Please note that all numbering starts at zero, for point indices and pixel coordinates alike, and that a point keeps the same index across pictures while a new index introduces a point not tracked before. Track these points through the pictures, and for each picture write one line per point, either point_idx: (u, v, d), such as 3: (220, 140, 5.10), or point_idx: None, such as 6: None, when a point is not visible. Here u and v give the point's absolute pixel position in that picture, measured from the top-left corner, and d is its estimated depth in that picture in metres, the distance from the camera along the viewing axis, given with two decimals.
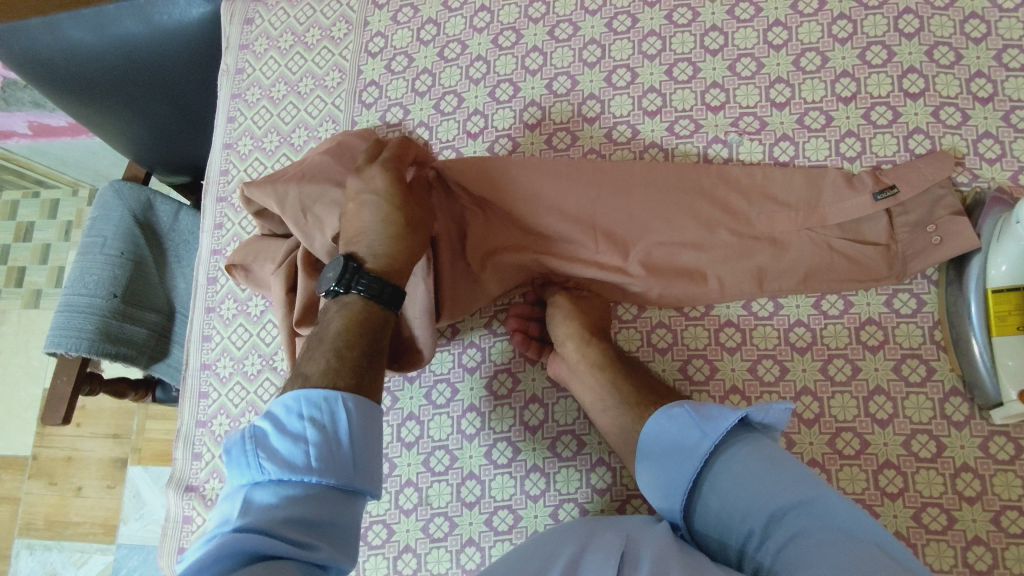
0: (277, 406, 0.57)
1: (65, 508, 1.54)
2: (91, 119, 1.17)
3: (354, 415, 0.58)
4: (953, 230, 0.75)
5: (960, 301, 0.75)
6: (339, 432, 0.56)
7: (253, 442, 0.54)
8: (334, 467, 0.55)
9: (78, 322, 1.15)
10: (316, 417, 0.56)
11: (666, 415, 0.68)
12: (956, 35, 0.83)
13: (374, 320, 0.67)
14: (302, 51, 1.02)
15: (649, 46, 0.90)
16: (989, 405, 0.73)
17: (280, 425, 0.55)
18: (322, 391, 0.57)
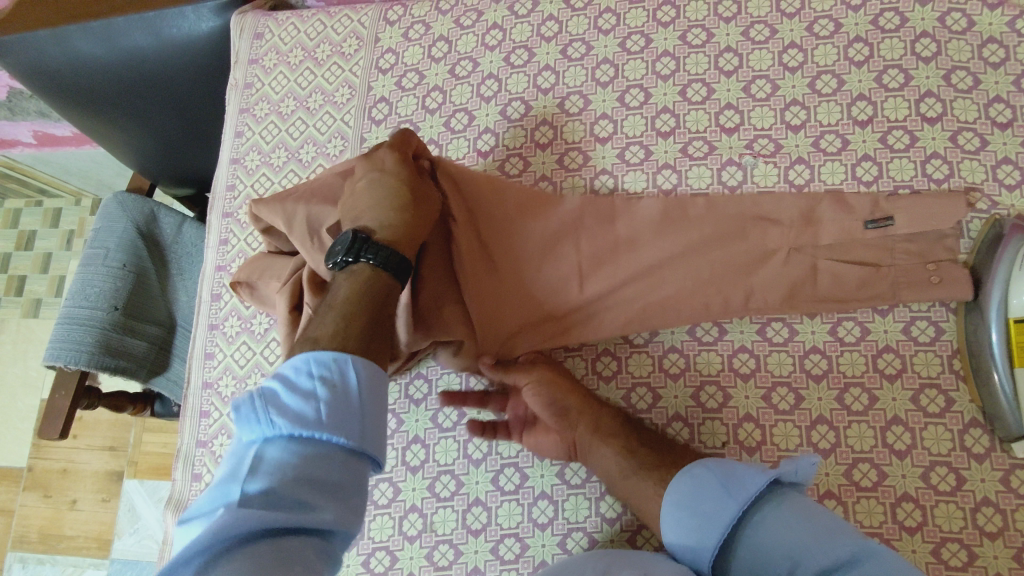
0: (288, 365, 0.55)
1: (59, 521, 1.52)
2: (99, 129, 1.17)
3: (365, 376, 0.56)
4: (952, 275, 0.75)
5: (981, 328, 0.74)
6: (351, 390, 0.55)
7: (264, 397, 0.52)
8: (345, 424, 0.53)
9: (79, 335, 1.14)
10: (328, 377, 0.54)
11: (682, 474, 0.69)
12: (975, 60, 0.82)
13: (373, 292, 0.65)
14: (312, 66, 1.01)
15: (663, 67, 0.89)
16: (1010, 438, 0.71)
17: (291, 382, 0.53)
18: (333, 352, 0.56)
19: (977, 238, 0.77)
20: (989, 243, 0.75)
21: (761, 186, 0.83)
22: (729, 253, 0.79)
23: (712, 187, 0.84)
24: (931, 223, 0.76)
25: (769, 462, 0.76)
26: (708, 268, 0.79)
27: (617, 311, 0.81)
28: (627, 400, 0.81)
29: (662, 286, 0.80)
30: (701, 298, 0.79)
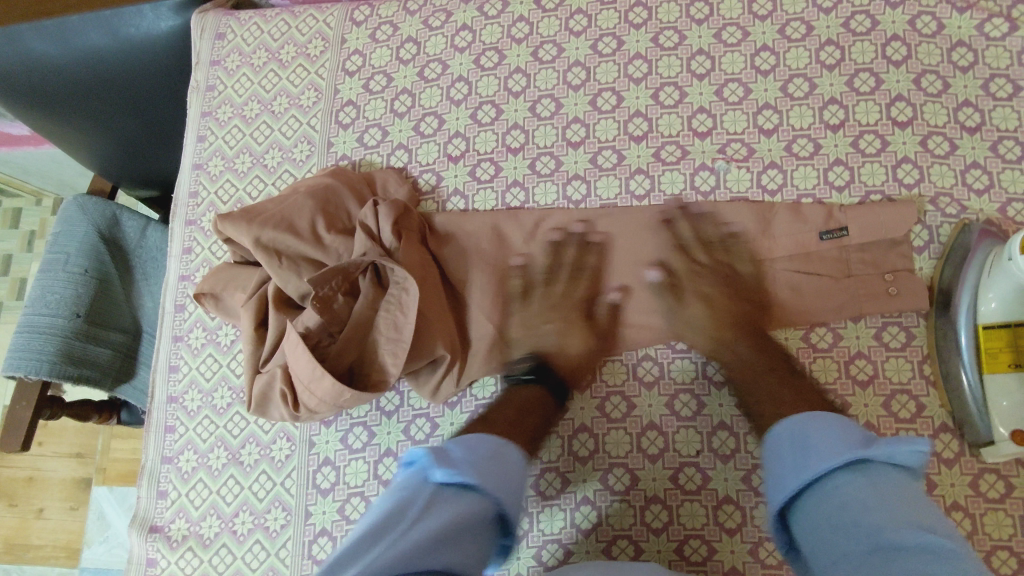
0: (460, 439, 0.62)
1: (26, 530, 1.48)
2: (57, 132, 1.13)
3: (518, 468, 0.62)
4: (910, 286, 0.76)
5: (951, 334, 0.74)
6: (509, 470, 0.61)
7: (445, 458, 0.58)
8: (502, 496, 0.58)
9: (39, 344, 1.09)
10: (494, 454, 0.61)
11: (796, 420, 0.62)
12: (944, 64, 0.82)
13: (536, 403, 0.75)
14: (276, 68, 0.98)
15: (635, 70, 0.88)
16: (979, 443, 0.72)
17: (467, 450, 0.60)
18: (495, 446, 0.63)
19: (946, 244, 0.77)
20: (956, 250, 0.76)
21: (733, 191, 0.83)
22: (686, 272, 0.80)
23: (684, 192, 0.84)
24: (881, 234, 0.77)
25: (743, 471, 0.75)
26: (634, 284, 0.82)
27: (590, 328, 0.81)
28: (601, 410, 0.80)
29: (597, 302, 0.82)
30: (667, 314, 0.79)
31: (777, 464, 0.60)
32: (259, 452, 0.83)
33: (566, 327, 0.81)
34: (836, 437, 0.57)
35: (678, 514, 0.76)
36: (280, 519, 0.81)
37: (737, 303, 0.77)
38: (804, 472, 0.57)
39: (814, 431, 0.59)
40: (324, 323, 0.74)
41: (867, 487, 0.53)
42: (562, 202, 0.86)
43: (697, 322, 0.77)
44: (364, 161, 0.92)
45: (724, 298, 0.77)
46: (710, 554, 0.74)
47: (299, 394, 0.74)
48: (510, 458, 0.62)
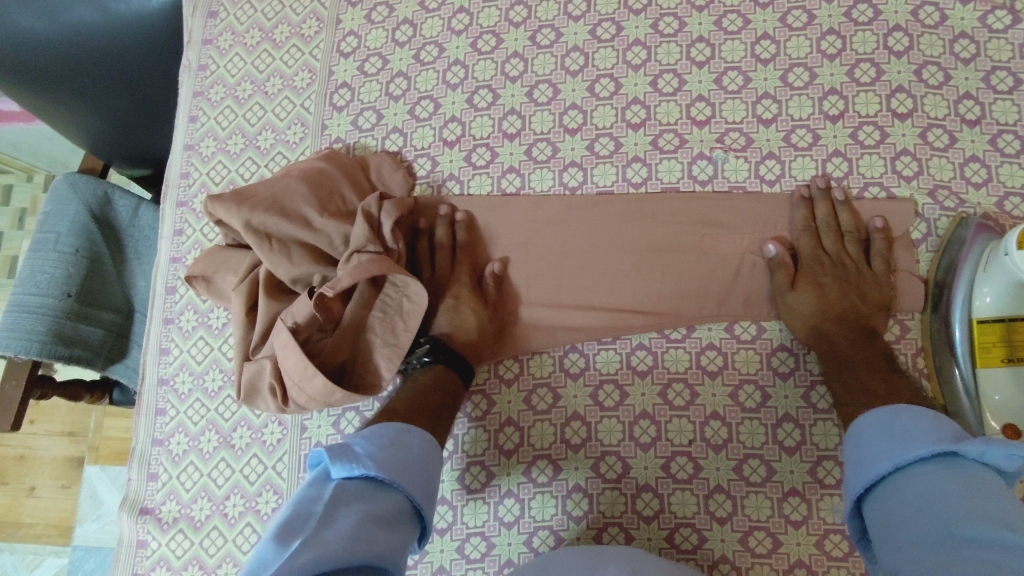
0: (360, 433, 0.62)
1: (17, 508, 1.48)
2: (47, 111, 1.12)
3: (424, 449, 0.64)
4: (906, 284, 0.76)
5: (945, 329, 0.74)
6: (414, 458, 0.62)
7: (347, 452, 0.58)
8: (413, 487, 0.59)
9: (29, 324, 1.08)
10: (394, 443, 0.62)
11: (878, 412, 0.62)
12: (946, 55, 0.81)
13: (436, 383, 0.76)
14: (270, 48, 0.96)
15: (634, 56, 0.87)
16: None
17: (368, 442, 0.60)
18: (394, 430, 0.63)
19: (943, 237, 0.77)
20: (953, 244, 0.75)
21: (731, 181, 0.82)
22: (688, 262, 0.81)
23: (682, 181, 0.83)
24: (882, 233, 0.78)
25: (734, 461, 0.76)
26: (640, 269, 0.82)
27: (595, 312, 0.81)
28: (594, 398, 0.80)
29: (604, 290, 0.82)
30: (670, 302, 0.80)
31: (857, 454, 0.61)
32: (250, 436, 0.83)
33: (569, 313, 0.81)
34: (922, 429, 0.57)
35: (669, 502, 0.76)
36: (272, 503, 0.81)
37: (842, 295, 0.74)
38: (883, 459, 0.57)
39: (900, 422, 0.59)
40: (317, 317, 0.75)
41: (945, 479, 0.53)
42: (558, 189, 0.85)
43: (802, 306, 0.75)
44: (358, 145, 0.91)
45: (834, 287, 0.75)
46: (700, 543, 0.75)
47: (289, 390, 0.73)
48: (415, 443, 0.63)
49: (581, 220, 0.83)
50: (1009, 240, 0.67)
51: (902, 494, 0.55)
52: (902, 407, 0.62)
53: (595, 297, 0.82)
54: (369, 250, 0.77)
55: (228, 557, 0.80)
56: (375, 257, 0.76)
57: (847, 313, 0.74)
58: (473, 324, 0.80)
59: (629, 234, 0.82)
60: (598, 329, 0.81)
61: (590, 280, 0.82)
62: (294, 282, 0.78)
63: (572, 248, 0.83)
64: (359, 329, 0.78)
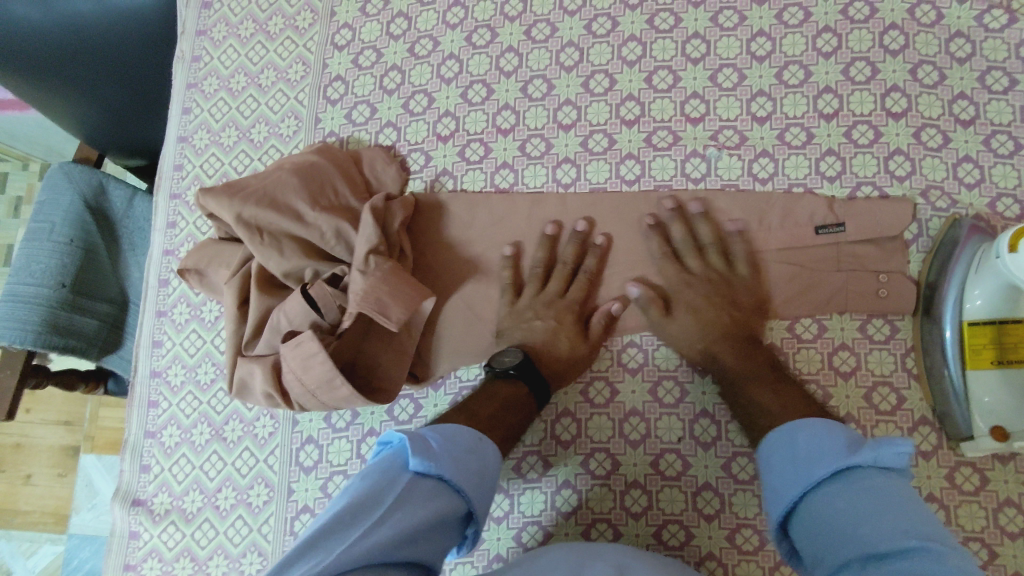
0: (441, 427, 0.62)
1: (12, 496, 1.48)
2: (40, 103, 1.13)
3: (495, 463, 0.63)
4: (899, 289, 0.76)
5: (936, 331, 0.74)
6: (488, 469, 0.61)
7: (426, 446, 0.59)
8: (478, 497, 0.59)
9: (24, 314, 1.08)
10: (473, 450, 0.61)
11: (770, 437, 0.64)
12: (941, 54, 0.81)
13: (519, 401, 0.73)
14: (263, 40, 0.96)
15: (629, 52, 0.86)
16: (959, 437, 0.73)
17: (447, 441, 0.60)
18: (476, 436, 0.63)
19: (936, 237, 0.77)
20: (944, 248, 0.75)
21: (723, 179, 0.82)
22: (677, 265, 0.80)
23: (675, 178, 0.83)
24: (876, 233, 0.77)
25: (722, 458, 0.76)
26: (618, 272, 0.82)
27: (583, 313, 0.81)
28: (585, 395, 0.80)
29: (593, 289, 0.82)
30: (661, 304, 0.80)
31: (773, 475, 0.61)
32: (242, 429, 0.84)
33: (555, 326, 0.79)
34: (825, 441, 0.58)
35: (657, 499, 0.76)
36: (263, 496, 0.81)
37: (718, 312, 0.76)
38: (796, 483, 0.58)
39: (798, 440, 0.60)
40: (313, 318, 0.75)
41: (853, 496, 0.53)
42: (552, 185, 0.85)
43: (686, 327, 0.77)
44: (352, 139, 0.90)
45: (709, 307, 0.77)
46: (688, 539, 0.75)
47: (286, 394, 0.75)
48: (490, 456, 0.63)
49: (609, 224, 0.83)
50: (998, 244, 0.68)
51: (818, 520, 0.54)
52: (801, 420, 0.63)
53: (589, 300, 0.82)
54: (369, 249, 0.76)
55: (219, 549, 0.81)
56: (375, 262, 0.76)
57: (733, 329, 0.76)
58: (562, 354, 0.78)
59: (634, 241, 0.82)
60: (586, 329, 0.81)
61: (584, 281, 0.82)
62: (289, 278, 0.78)
63: (615, 252, 0.82)
64: (366, 332, 0.81)
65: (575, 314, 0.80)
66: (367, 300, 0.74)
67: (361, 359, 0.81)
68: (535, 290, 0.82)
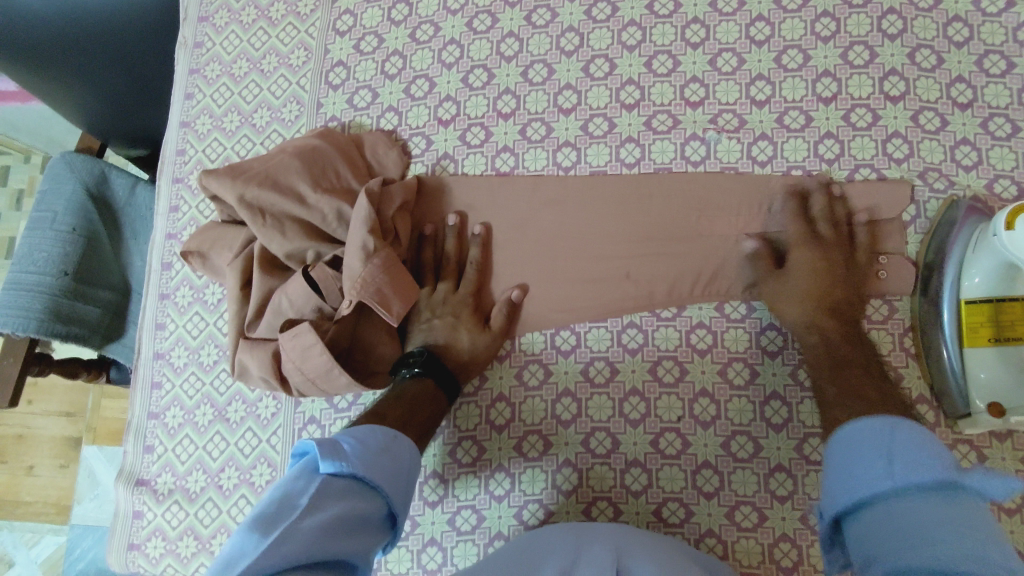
0: (354, 432, 0.61)
1: (15, 487, 1.49)
2: (42, 92, 1.13)
3: (409, 458, 0.62)
4: (899, 272, 0.77)
5: (932, 311, 0.75)
6: (401, 466, 0.60)
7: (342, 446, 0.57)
8: (393, 495, 0.58)
9: (26, 302, 1.09)
10: (384, 448, 0.60)
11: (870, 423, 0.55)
12: (939, 38, 0.81)
13: (425, 397, 0.73)
14: (265, 26, 0.96)
15: (629, 37, 0.87)
16: (957, 415, 0.73)
17: (358, 441, 0.59)
18: (385, 433, 0.62)
19: (933, 218, 0.78)
20: (943, 228, 0.76)
21: (723, 162, 0.83)
22: (678, 246, 0.81)
23: (674, 162, 0.84)
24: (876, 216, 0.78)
25: (722, 437, 0.77)
26: (616, 253, 0.82)
27: (577, 295, 0.82)
28: (586, 374, 0.81)
29: (593, 269, 0.82)
30: (665, 283, 0.80)
31: (846, 460, 0.55)
32: (245, 410, 0.84)
33: (455, 325, 0.80)
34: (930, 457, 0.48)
35: (657, 477, 0.77)
36: (266, 475, 0.82)
37: (835, 284, 0.75)
38: (877, 479, 0.50)
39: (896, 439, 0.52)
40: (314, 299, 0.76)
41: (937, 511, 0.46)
42: (552, 169, 0.86)
43: (791, 298, 0.75)
44: (353, 123, 0.91)
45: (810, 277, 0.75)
46: (687, 517, 0.76)
47: (286, 374, 0.75)
48: (403, 454, 0.62)
49: (608, 206, 0.83)
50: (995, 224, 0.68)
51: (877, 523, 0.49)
52: (902, 421, 0.54)
53: (626, 267, 0.82)
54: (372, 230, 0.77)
55: (223, 528, 0.82)
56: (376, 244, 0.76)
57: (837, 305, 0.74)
58: (465, 350, 0.80)
59: (635, 223, 0.82)
60: (578, 310, 0.82)
61: (577, 263, 0.83)
62: (291, 260, 0.79)
63: (506, 250, 0.85)
64: (359, 314, 0.81)
65: (468, 306, 0.81)
66: (368, 289, 0.75)
67: (358, 344, 0.81)
68: (434, 287, 0.83)
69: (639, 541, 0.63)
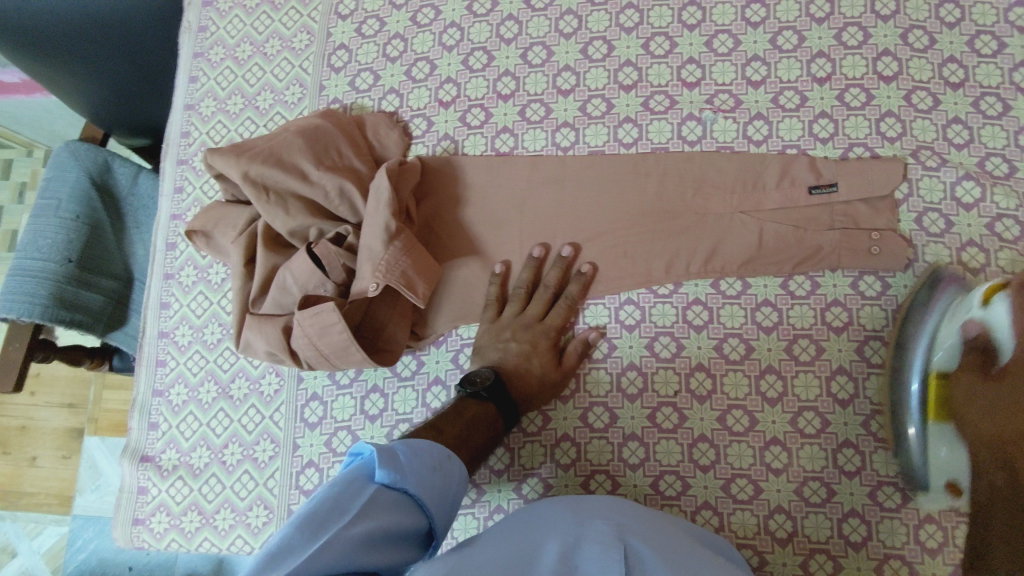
0: (409, 441, 0.59)
1: (18, 478, 1.50)
2: (46, 81, 1.14)
3: (459, 484, 0.60)
4: (892, 247, 0.77)
5: (903, 381, 0.73)
6: (450, 488, 0.58)
7: (394, 455, 0.55)
8: (437, 515, 0.56)
9: (31, 287, 1.10)
10: (439, 467, 0.58)
11: None
12: (931, 19, 0.83)
13: (484, 418, 0.72)
14: (268, 10, 0.98)
15: (626, 19, 0.88)
16: (917, 489, 0.72)
17: (415, 453, 0.57)
18: (444, 452, 0.60)
19: (926, 196, 0.79)
20: (926, 291, 0.74)
21: (719, 141, 0.84)
22: (674, 223, 0.82)
23: (671, 141, 0.85)
24: (871, 191, 0.79)
25: (718, 411, 0.78)
26: (613, 230, 0.84)
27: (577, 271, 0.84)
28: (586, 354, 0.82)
29: (592, 245, 0.84)
30: (664, 258, 0.82)
31: None
32: (248, 386, 0.85)
33: (530, 348, 0.79)
34: None
35: (655, 451, 0.78)
36: (268, 451, 0.83)
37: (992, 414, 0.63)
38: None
39: None
40: (317, 276, 0.77)
41: None
42: (551, 148, 0.87)
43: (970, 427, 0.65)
44: (355, 105, 0.92)
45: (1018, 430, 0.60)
46: (684, 490, 0.77)
47: (288, 350, 0.76)
48: (453, 474, 0.59)
49: (607, 183, 0.85)
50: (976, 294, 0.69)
51: None
52: None
53: (625, 246, 0.83)
54: (372, 209, 0.78)
55: (227, 503, 0.83)
56: (378, 223, 0.76)
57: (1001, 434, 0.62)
58: (536, 377, 0.78)
59: (632, 200, 0.84)
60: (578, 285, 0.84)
61: (577, 240, 0.84)
62: (292, 236, 0.80)
63: (507, 226, 0.86)
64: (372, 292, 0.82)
65: (552, 338, 0.80)
66: (392, 273, 0.76)
67: (369, 321, 0.81)
68: (515, 309, 0.82)
69: (642, 516, 0.60)
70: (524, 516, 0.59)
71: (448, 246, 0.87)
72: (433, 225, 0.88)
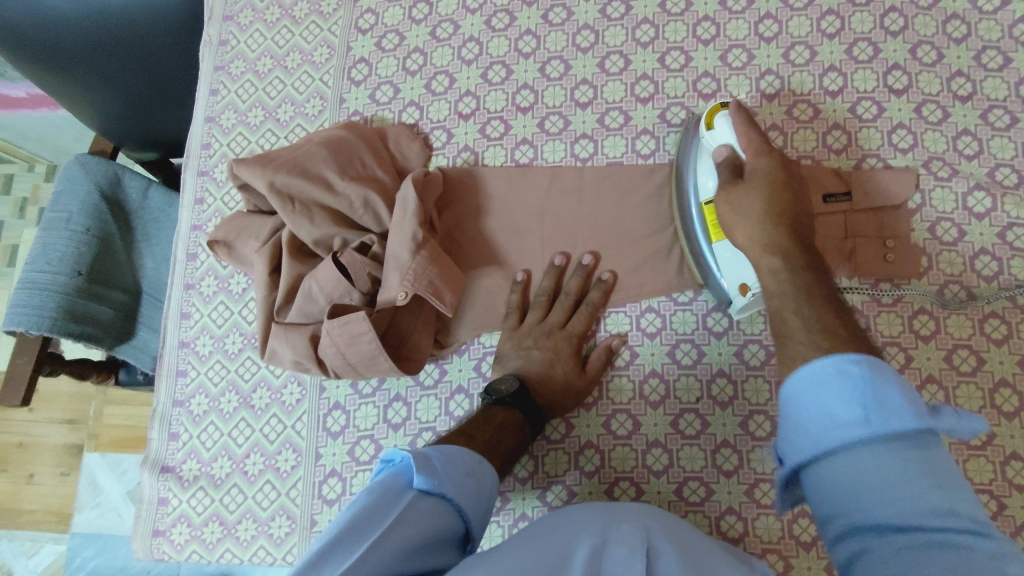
0: (440, 446, 0.60)
1: (16, 496, 1.48)
2: (60, 95, 1.15)
3: (491, 490, 0.61)
4: (906, 254, 0.79)
5: (688, 222, 0.80)
6: (483, 492, 0.59)
7: (428, 462, 0.56)
8: (473, 519, 0.56)
9: (42, 300, 1.09)
10: (471, 472, 0.59)
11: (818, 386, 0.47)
12: (939, 35, 0.85)
13: (512, 424, 0.72)
14: (289, 25, 0.99)
15: (643, 34, 0.90)
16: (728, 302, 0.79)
17: (447, 459, 0.58)
18: (475, 457, 0.61)
19: (939, 206, 0.80)
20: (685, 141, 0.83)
21: None
22: None
23: None
24: (886, 199, 0.80)
25: (740, 416, 0.79)
26: (631, 239, 0.85)
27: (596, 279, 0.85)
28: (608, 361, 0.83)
29: (610, 253, 0.85)
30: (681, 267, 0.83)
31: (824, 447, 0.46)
32: (270, 396, 0.85)
33: (553, 356, 0.80)
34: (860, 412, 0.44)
35: (678, 457, 0.79)
36: (291, 461, 0.83)
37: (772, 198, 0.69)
38: (849, 426, 0.43)
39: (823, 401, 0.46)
40: (344, 284, 0.77)
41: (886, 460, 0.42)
42: (570, 159, 0.89)
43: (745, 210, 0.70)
44: (375, 117, 0.94)
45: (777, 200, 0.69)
46: (708, 495, 0.77)
47: (315, 359, 0.77)
48: (485, 480, 0.60)
49: (625, 193, 0.86)
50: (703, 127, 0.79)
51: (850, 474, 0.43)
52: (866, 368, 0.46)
53: (643, 254, 0.84)
54: (400, 220, 0.78)
55: (249, 513, 0.83)
56: (405, 233, 0.77)
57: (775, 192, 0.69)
58: (560, 383, 0.79)
59: (649, 209, 0.85)
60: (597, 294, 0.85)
61: (595, 249, 0.85)
62: (317, 245, 0.81)
63: (528, 235, 0.87)
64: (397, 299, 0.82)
65: (574, 344, 0.81)
66: (420, 282, 0.77)
67: (395, 329, 0.82)
68: (538, 316, 0.83)
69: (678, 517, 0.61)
70: (557, 516, 0.58)
71: (469, 255, 0.88)
72: (455, 236, 0.88)
